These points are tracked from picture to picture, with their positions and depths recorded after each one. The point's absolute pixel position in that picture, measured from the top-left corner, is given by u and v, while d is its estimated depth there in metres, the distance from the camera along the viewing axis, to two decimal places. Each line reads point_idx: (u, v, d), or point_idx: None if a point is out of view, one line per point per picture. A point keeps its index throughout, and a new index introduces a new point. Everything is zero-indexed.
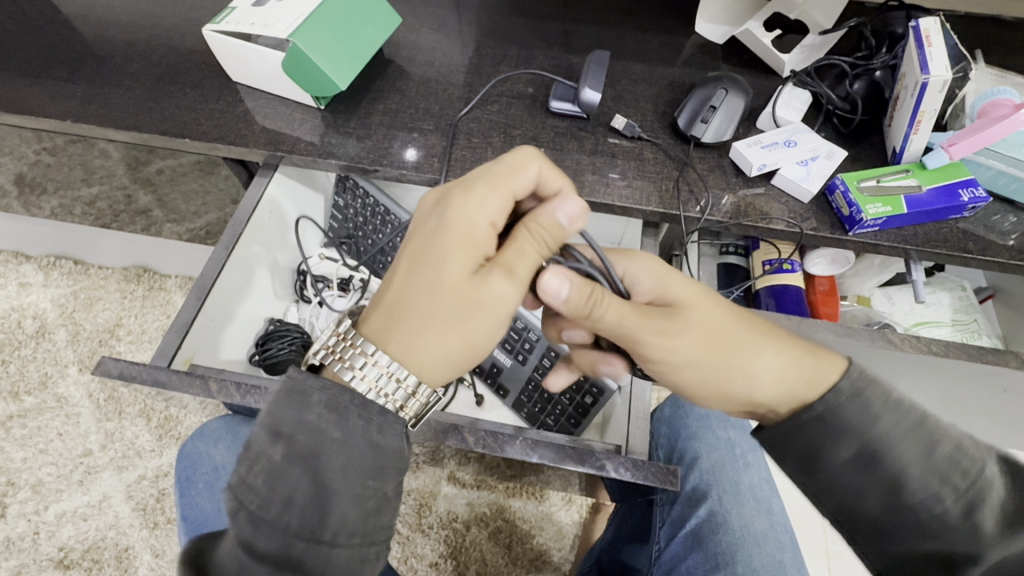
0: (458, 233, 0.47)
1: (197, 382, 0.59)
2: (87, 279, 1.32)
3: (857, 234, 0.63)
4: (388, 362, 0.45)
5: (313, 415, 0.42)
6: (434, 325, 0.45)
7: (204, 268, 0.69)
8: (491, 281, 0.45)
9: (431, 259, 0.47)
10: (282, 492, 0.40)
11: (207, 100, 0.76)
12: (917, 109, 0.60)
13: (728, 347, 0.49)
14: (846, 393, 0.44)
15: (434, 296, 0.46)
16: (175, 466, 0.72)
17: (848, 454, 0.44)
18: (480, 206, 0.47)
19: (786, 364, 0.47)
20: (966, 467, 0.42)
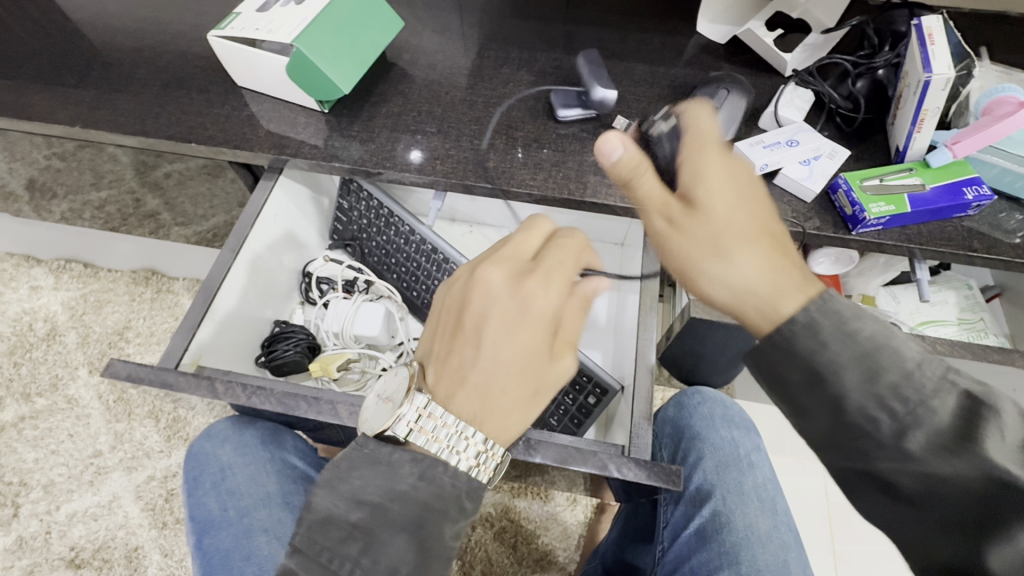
0: (529, 317, 0.49)
1: (204, 384, 0.60)
2: (96, 282, 1.37)
3: (860, 233, 0.63)
4: (476, 435, 0.47)
5: (405, 483, 0.45)
6: (512, 392, 0.49)
7: (210, 271, 0.70)
8: (562, 363, 0.52)
9: (497, 337, 0.49)
10: (385, 562, 0.43)
11: (213, 105, 0.77)
12: (920, 108, 0.59)
13: (716, 245, 0.46)
14: (800, 325, 0.41)
15: (507, 368, 0.49)
16: (183, 467, 0.73)
17: (797, 378, 0.42)
18: (546, 290, 0.50)
19: (752, 282, 0.44)
20: (911, 393, 0.39)
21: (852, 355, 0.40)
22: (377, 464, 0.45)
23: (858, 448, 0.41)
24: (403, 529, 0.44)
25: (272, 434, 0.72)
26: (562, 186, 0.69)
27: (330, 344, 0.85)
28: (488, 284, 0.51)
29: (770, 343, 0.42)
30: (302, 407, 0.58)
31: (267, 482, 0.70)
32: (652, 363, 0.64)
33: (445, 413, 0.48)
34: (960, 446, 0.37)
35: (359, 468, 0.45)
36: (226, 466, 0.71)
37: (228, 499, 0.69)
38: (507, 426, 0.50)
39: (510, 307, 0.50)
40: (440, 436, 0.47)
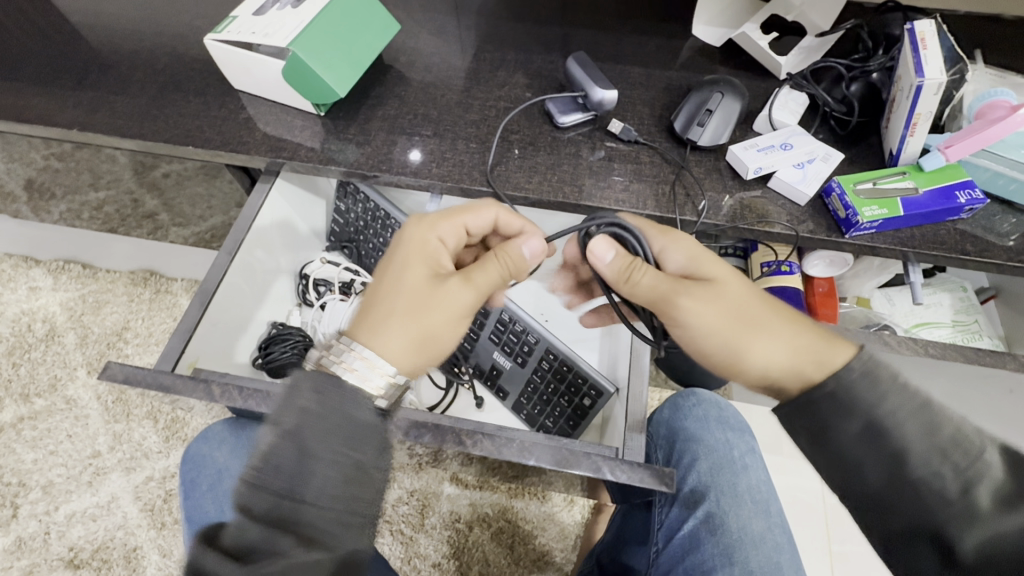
0: (407, 252, 0.56)
1: (201, 387, 0.60)
2: (95, 283, 1.35)
3: (854, 236, 0.63)
4: (361, 352, 0.50)
5: (323, 405, 0.45)
6: (399, 316, 0.53)
7: (207, 273, 0.70)
8: (447, 288, 0.54)
9: (393, 274, 0.55)
10: (308, 479, 0.42)
11: (210, 108, 0.77)
12: (913, 113, 0.60)
13: (745, 321, 0.54)
14: (856, 373, 0.48)
15: (397, 301, 0.53)
16: (179, 469, 0.73)
17: (855, 428, 0.48)
18: (427, 233, 0.57)
19: (794, 347, 0.52)
20: (967, 447, 0.45)
21: (902, 407, 0.47)
22: (309, 379, 0.46)
23: (921, 504, 0.46)
24: (303, 437, 0.43)
25: None
26: (558, 188, 0.69)
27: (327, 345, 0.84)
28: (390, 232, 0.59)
29: (828, 395, 0.49)
30: None
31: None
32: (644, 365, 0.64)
33: (347, 342, 0.51)
34: (1019, 500, 0.43)
35: (296, 389, 0.46)
36: (223, 468, 0.71)
37: (225, 502, 0.70)
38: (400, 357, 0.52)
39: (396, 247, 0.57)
40: (351, 365, 0.49)
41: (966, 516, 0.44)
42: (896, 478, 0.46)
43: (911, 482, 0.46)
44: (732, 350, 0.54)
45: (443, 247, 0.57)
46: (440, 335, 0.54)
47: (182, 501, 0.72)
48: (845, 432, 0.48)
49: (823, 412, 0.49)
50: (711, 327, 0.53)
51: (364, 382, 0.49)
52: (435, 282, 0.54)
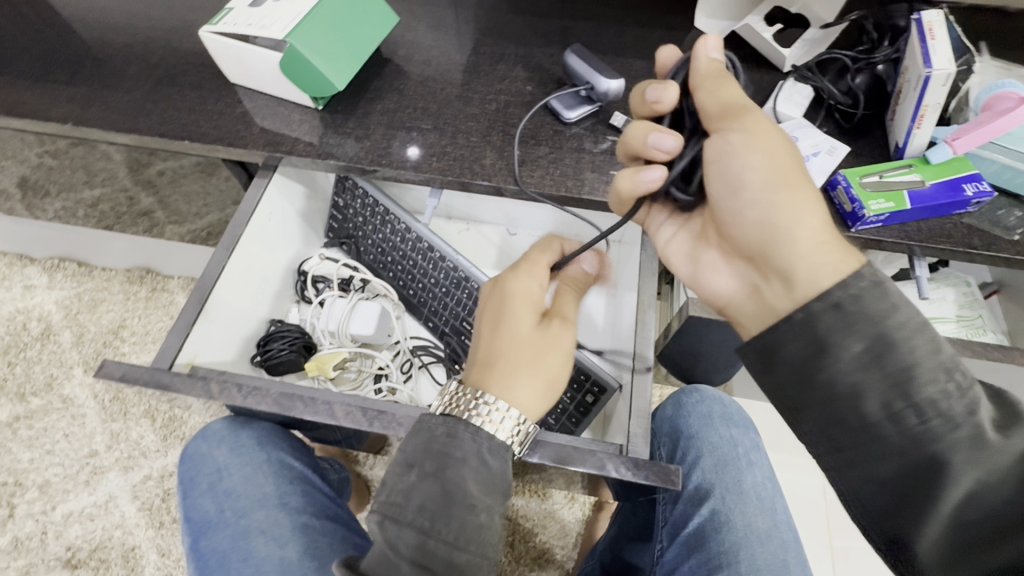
0: (513, 298, 0.56)
1: (199, 384, 0.59)
2: (91, 280, 1.35)
3: (859, 230, 0.63)
4: (495, 400, 0.49)
5: (439, 445, 0.48)
6: (519, 368, 0.52)
7: (205, 269, 0.69)
8: (558, 333, 0.55)
9: (496, 317, 0.55)
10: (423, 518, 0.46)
11: (206, 102, 0.76)
12: (920, 104, 0.59)
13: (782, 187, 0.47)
14: (863, 287, 0.42)
15: (510, 353, 0.53)
16: (178, 469, 0.72)
17: (859, 350, 0.42)
18: (527, 275, 0.58)
19: (815, 242, 0.46)
20: (959, 376, 0.41)
21: (918, 325, 0.42)
22: (422, 430, 0.49)
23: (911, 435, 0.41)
24: (442, 492, 0.46)
25: (268, 435, 0.71)
26: (560, 183, 0.68)
27: (327, 343, 0.83)
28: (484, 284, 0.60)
29: (833, 302, 0.43)
30: (298, 408, 0.58)
31: (264, 482, 0.69)
32: (649, 359, 0.63)
33: (478, 392, 0.50)
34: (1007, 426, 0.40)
35: (415, 436, 0.49)
36: (222, 467, 0.70)
37: (224, 500, 0.69)
38: (529, 401, 0.51)
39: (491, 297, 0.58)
40: (492, 419, 0.49)
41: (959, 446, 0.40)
42: (898, 405, 0.41)
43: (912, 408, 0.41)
44: (767, 220, 0.47)
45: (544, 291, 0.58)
46: (556, 378, 0.54)
47: (180, 500, 0.71)
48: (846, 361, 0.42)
49: (825, 328, 0.43)
50: (765, 174, 0.47)
51: (503, 434, 0.49)
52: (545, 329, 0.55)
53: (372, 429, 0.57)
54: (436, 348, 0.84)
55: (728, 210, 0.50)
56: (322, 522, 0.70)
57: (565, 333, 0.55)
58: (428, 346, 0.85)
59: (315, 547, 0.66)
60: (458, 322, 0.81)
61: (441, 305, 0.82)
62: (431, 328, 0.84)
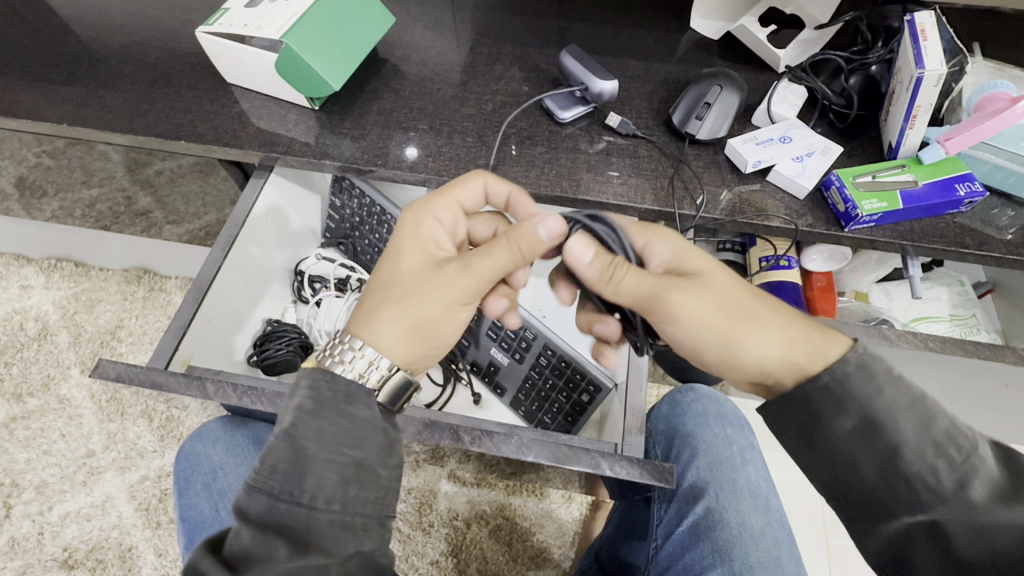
0: (402, 236, 0.55)
1: (194, 384, 0.59)
2: (88, 281, 1.34)
3: (853, 230, 0.63)
4: (359, 347, 0.51)
5: (300, 396, 0.46)
6: (393, 305, 0.53)
7: (200, 270, 0.70)
8: (446, 273, 0.52)
9: (390, 259, 0.55)
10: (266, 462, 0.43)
11: (202, 102, 0.76)
12: (913, 105, 0.59)
13: (734, 314, 0.51)
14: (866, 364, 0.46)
15: (392, 292, 0.53)
16: (173, 468, 0.73)
17: (851, 424, 0.46)
18: (436, 218, 0.56)
19: (787, 338, 0.50)
20: (963, 441, 0.45)
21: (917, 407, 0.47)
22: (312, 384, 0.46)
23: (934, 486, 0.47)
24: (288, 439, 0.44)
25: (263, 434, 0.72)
26: (555, 183, 0.69)
27: (323, 342, 0.83)
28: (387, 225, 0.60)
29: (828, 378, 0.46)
30: None
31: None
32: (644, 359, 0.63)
33: (349, 336, 0.52)
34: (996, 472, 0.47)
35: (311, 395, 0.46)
36: (217, 467, 0.71)
37: (219, 500, 0.69)
38: (390, 342, 0.52)
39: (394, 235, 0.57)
40: (351, 363, 0.50)
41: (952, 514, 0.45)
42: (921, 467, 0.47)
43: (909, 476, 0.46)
44: (701, 339, 0.51)
45: (440, 228, 0.56)
46: (430, 325, 0.53)
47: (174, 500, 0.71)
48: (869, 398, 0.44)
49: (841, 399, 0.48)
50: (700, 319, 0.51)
51: (359, 378, 0.49)
52: (434, 269, 0.53)
53: None
54: None
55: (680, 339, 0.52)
56: None
57: (458, 279, 0.52)
58: None
59: None
60: None
61: None
62: None
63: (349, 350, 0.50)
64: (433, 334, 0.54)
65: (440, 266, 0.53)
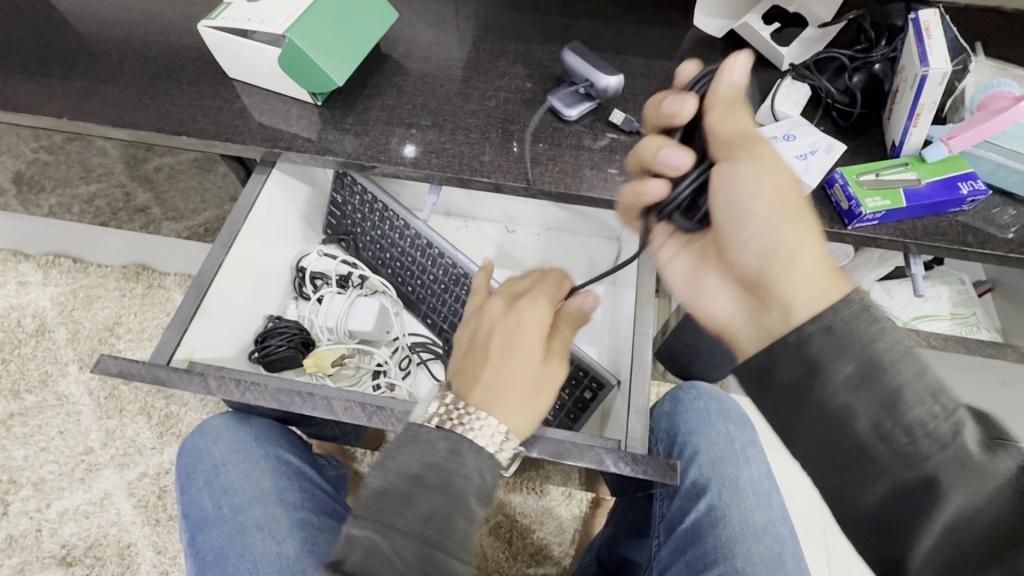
0: (517, 321, 0.56)
1: (196, 379, 0.59)
2: (86, 277, 1.35)
3: (856, 228, 0.63)
4: (489, 416, 0.49)
5: (439, 456, 0.46)
6: (517, 386, 0.52)
7: (203, 265, 0.69)
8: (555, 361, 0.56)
9: (510, 343, 0.54)
10: (421, 514, 0.44)
11: (204, 97, 0.76)
12: (917, 103, 0.59)
13: (786, 212, 0.49)
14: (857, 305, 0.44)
15: (515, 372, 0.53)
16: (176, 465, 0.72)
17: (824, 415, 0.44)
18: (540, 307, 0.57)
19: (819, 271, 0.47)
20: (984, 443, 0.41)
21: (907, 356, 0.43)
22: (417, 442, 0.47)
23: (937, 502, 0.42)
24: (438, 492, 0.45)
25: (266, 431, 0.71)
26: (559, 180, 0.69)
27: (325, 339, 0.83)
28: (485, 308, 0.58)
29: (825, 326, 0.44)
30: (297, 403, 0.58)
31: (261, 478, 0.69)
32: (648, 355, 0.64)
33: (466, 404, 0.50)
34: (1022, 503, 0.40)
35: (404, 445, 0.47)
36: (219, 463, 0.70)
37: (222, 496, 0.68)
38: (517, 419, 0.51)
39: (499, 316, 0.57)
40: (477, 428, 0.48)
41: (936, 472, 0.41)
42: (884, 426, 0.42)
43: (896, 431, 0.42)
44: (767, 243, 0.49)
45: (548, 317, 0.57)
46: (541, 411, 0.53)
47: (177, 496, 0.71)
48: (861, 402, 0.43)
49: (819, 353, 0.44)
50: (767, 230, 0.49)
51: (492, 448, 0.48)
52: (547, 359, 0.55)
53: (372, 424, 0.57)
54: (434, 344, 0.84)
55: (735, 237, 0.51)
56: (321, 518, 0.69)
57: (559, 369, 0.56)
58: (425, 343, 0.84)
59: (313, 543, 0.66)
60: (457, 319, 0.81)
61: (439, 302, 0.82)
62: (429, 325, 0.84)
63: (473, 417, 0.49)
64: (541, 416, 0.53)
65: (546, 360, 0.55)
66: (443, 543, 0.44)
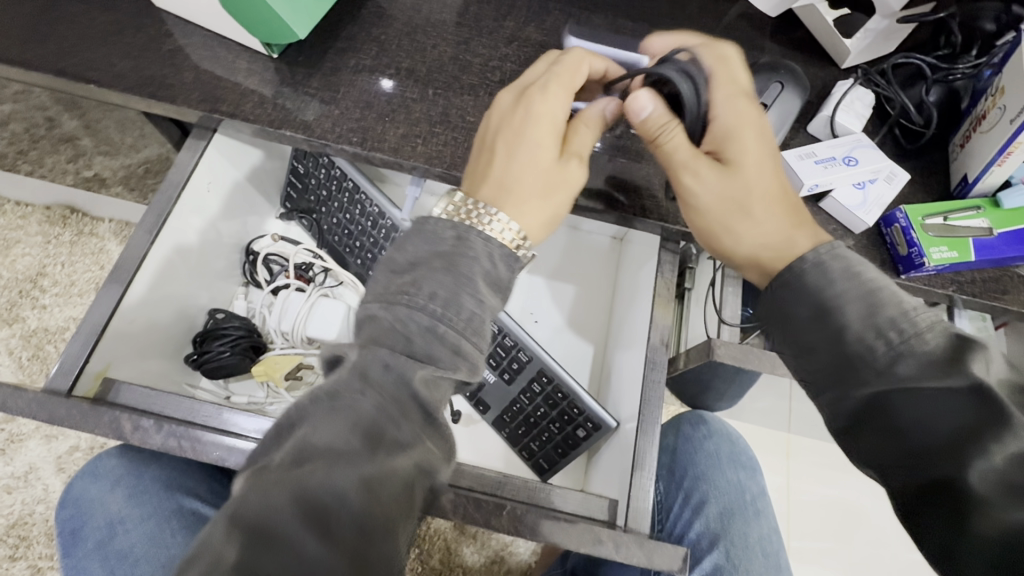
0: (534, 120, 0.45)
1: (107, 419, 0.47)
2: (2, 217, 1.20)
3: (911, 278, 0.54)
4: (500, 215, 0.42)
5: (447, 244, 0.40)
6: (528, 186, 0.44)
7: (121, 258, 0.56)
8: (573, 165, 0.46)
9: (522, 142, 0.45)
10: (426, 290, 0.38)
11: (122, 31, 0.58)
12: (1013, 140, 0.49)
13: (740, 199, 0.46)
14: (811, 264, 0.41)
15: (523, 170, 0.44)
16: (57, 518, 0.58)
17: (806, 314, 0.41)
18: (555, 97, 0.46)
19: (778, 231, 0.45)
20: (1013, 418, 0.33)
21: (864, 293, 0.39)
22: (424, 234, 0.40)
23: (933, 458, 0.35)
24: (446, 270, 0.39)
25: (183, 476, 0.57)
26: None
27: (278, 342, 0.70)
28: (499, 104, 0.48)
29: (782, 282, 0.42)
30: (235, 455, 0.48)
31: (172, 542, 0.55)
32: (657, 409, 0.54)
33: (478, 202, 0.42)
34: None
35: (410, 239, 0.41)
36: (115, 519, 0.55)
37: (117, 564, 0.54)
38: (528, 218, 0.43)
39: (513, 115, 0.46)
40: (493, 229, 0.41)
41: (907, 391, 0.36)
42: (851, 348, 0.38)
43: (868, 350, 0.38)
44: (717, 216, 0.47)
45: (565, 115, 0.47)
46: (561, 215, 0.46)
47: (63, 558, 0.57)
48: (856, 320, 0.38)
49: (779, 301, 0.42)
50: (716, 206, 0.46)
51: (510, 242, 0.41)
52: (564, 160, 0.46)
53: None
54: None
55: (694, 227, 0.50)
56: None
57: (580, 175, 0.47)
58: None
59: None
60: None
61: None
62: None
63: (483, 216, 0.41)
64: (561, 217, 0.46)
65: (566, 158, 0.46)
66: (451, 318, 0.37)
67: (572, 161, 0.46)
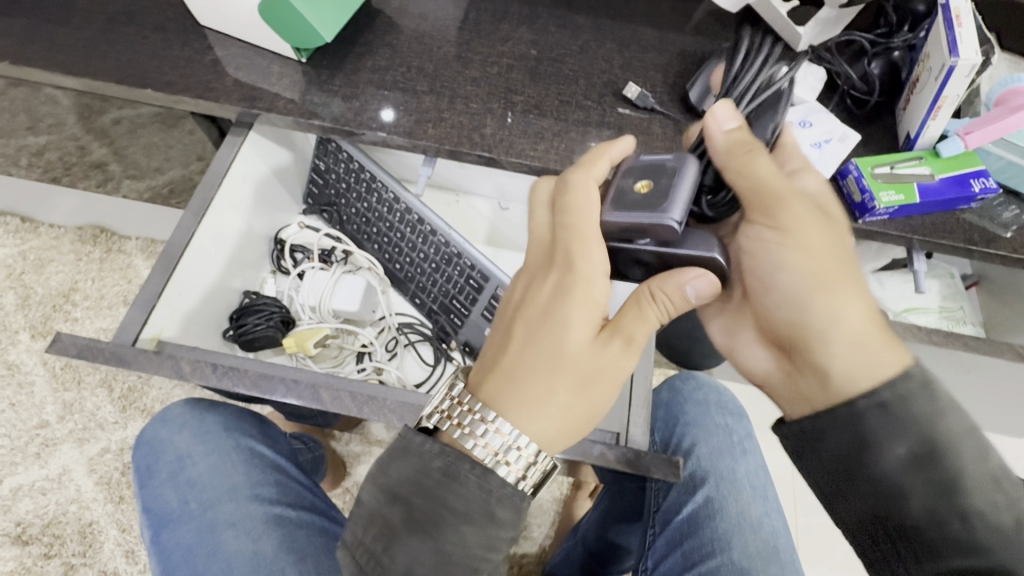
0: (556, 307, 0.46)
1: (167, 363, 0.54)
2: (37, 239, 1.29)
3: (867, 222, 0.62)
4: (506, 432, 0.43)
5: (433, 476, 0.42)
6: (547, 387, 0.45)
7: (172, 235, 0.63)
8: (615, 350, 0.46)
9: (548, 325, 0.46)
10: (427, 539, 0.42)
11: (170, 46, 0.68)
12: (939, 95, 0.57)
13: (821, 283, 0.47)
14: (899, 398, 0.44)
15: (548, 359, 0.45)
16: (131, 457, 0.64)
17: (903, 452, 0.44)
18: (595, 274, 0.46)
19: (864, 320, 0.46)
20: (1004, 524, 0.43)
21: (962, 428, 0.44)
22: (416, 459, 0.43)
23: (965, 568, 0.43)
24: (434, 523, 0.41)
25: (240, 420, 0.65)
26: (563, 158, 0.64)
27: (306, 318, 0.78)
28: (522, 283, 0.49)
29: (880, 406, 0.44)
30: (280, 392, 0.54)
31: (233, 472, 0.62)
32: None
33: (488, 411, 0.44)
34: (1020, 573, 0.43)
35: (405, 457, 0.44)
36: (184, 455, 0.62)
37: (188, 491, 0.61)
38: (543, 425, 0.45)
39: (546, 290, 0.47)
40: (487, 439, 0.43)
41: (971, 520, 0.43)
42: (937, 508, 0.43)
43: (943, 506, 0.43)
44: (794, 296, 0.48)
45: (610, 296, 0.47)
46: (595, 410, 0.47)
47: (136, 492, 0.63)
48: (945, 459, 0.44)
49: (869, 428, 0.45)
50: (800, 281, 0.47)
51: (514, 476, 0.43)
52: (598, 341, 0.46)
53: (362, 415, 0.53)
54: (422, 327, 0.80)
55: (767, 296, 0.50)
56: (299, 512, 0.63)
57: (621, 363, 0.46)
58: (413, 324, 0.81)
59: (292, 540, 0.60)
60: (447, 299, 0.77)
61: (429, 281, 0.78)
62: (418, 305, 0.80)
63: (485, 424, 0.43)
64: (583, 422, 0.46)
65: (605, 340, 0.46)
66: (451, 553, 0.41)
67: (611, 345, 0.46)
